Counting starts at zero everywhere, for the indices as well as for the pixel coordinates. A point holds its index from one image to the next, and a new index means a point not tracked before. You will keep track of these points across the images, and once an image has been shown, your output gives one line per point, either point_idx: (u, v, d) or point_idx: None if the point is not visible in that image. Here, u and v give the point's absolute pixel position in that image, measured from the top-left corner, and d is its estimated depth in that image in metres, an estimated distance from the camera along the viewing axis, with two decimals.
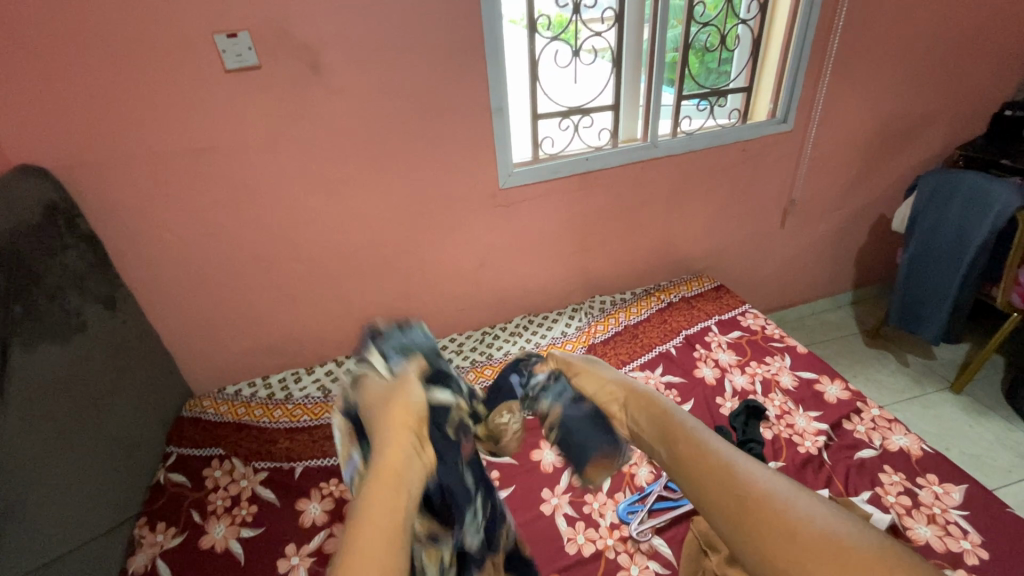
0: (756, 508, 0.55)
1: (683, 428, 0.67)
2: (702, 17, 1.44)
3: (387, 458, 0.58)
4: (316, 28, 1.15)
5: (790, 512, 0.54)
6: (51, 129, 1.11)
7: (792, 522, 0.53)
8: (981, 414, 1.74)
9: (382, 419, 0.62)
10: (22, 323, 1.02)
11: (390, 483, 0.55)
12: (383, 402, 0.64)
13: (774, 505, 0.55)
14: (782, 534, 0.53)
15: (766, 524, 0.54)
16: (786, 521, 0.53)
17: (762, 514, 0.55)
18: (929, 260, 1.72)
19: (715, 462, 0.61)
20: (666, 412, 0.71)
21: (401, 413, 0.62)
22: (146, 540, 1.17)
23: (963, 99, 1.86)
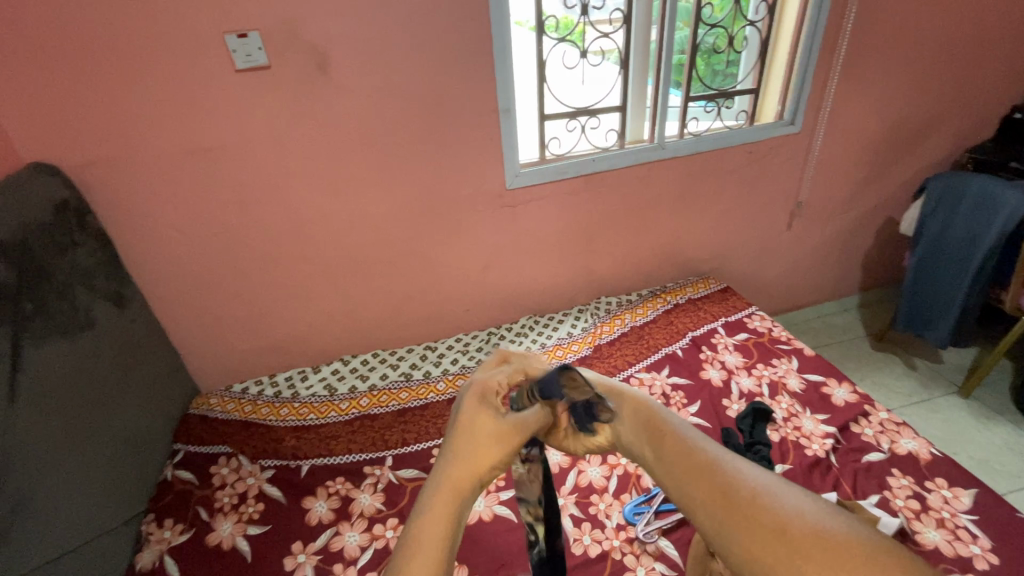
0: (742, 501, 0.50)
1: (664, 425, 0.62)
2: (710, 19, 1.44)
3: (453, 481, 0.61)
4: (325, 29, 1.15)
5: (780, 510, 0.48)
6: (63, 128, 1.12)
7: (781, 516, 0.48)
8: (990, 418, 1.72)
9: (469, 438, 0.65)
10: (33, 319, 1.03)
11: (446, 521, 0.58)
12: (472, 424, 0.66)
13: (769, 506, 0.49)
14: (773, 535, 0.47)
15: (755, 521, 0.48)
16: (774, 521, 0.48)
17: (756, 515, 0.49)
18: (937, 263, 1.71)
19: (700, 457, 0.56)
20: (648, 412, 0.65)
21: (494, 436, 0.65)
22: (153, 537, 1.17)
23: (972, 101, 1.85)
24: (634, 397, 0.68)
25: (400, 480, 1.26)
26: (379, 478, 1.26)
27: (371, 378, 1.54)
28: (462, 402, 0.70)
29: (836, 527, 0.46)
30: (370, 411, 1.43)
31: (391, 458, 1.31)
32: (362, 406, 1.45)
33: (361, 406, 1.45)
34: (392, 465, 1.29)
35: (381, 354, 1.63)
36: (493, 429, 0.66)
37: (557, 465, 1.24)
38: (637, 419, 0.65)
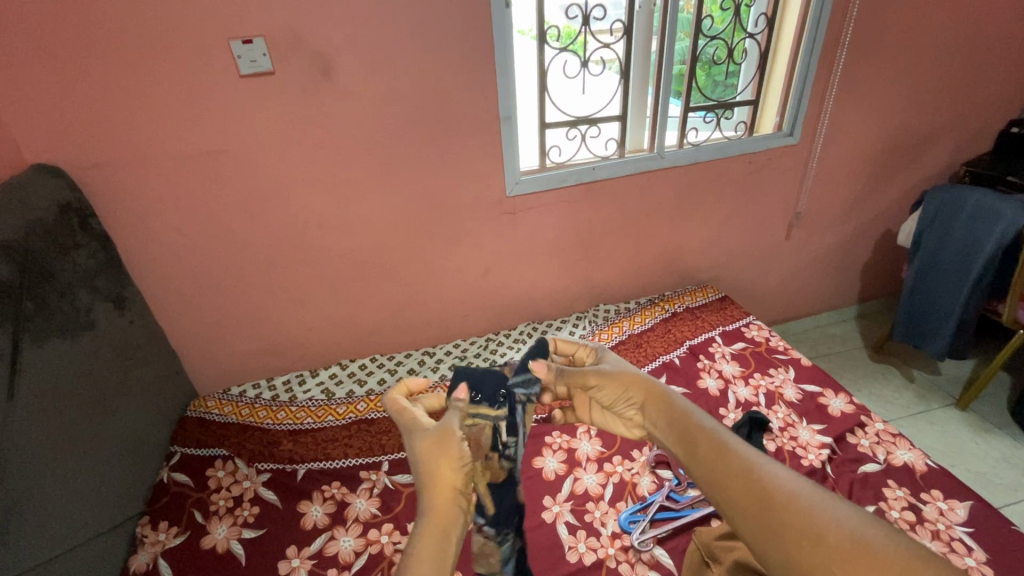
0: (774, 501, 0.62)
1: (705, 429, 0.73)
2: (709, 31, 1.46)
3: (434, 505, 0.70)
4: (329, 36, 1.17)
5: (818, 514, 0.59)
6: (68, 129, 1.13)
7: (795, 502, 0.61)
8: (987, 430, 1.73)
9: (429, 473, 0.73)
10: (33, 319, 1.03)
11: (435, 537, 0.66)
12: (433, 458, 0.74)
13: (802, 504, 0.61)
14: (802, 524, 0.59)
15: (788, 515, 0.60)
16: (811, 518, 0.59)
17: (794, 516, 0.60)
18: (934, 276, 1.72)
19: (733, 455, 0.68)
20: (661, 394, 0.82)
21: (441, 456, 0.73)
22: (148, 539, 1.17)
23: (970, 115, 1.87)
24: (646, 382, 0.85)
25: (396, 485, 1.25)
26: (375, 483, 1.26)
27: (368, 383, 1.54)
28: (407, 440, 0.79)
29: (859, 525, 0.58)
30: (367, 416, 1.43)
31: (387, 463, 1.31)
32: (359, 410, 1.45)
33: (358, 411, 1.45)
34: (388, 470, 1.29)
35: (379, 359, 1.63)
36: (437, 450, 0.74)
37: (553, 472, 1.24)
38: (655, 399, 0.82)
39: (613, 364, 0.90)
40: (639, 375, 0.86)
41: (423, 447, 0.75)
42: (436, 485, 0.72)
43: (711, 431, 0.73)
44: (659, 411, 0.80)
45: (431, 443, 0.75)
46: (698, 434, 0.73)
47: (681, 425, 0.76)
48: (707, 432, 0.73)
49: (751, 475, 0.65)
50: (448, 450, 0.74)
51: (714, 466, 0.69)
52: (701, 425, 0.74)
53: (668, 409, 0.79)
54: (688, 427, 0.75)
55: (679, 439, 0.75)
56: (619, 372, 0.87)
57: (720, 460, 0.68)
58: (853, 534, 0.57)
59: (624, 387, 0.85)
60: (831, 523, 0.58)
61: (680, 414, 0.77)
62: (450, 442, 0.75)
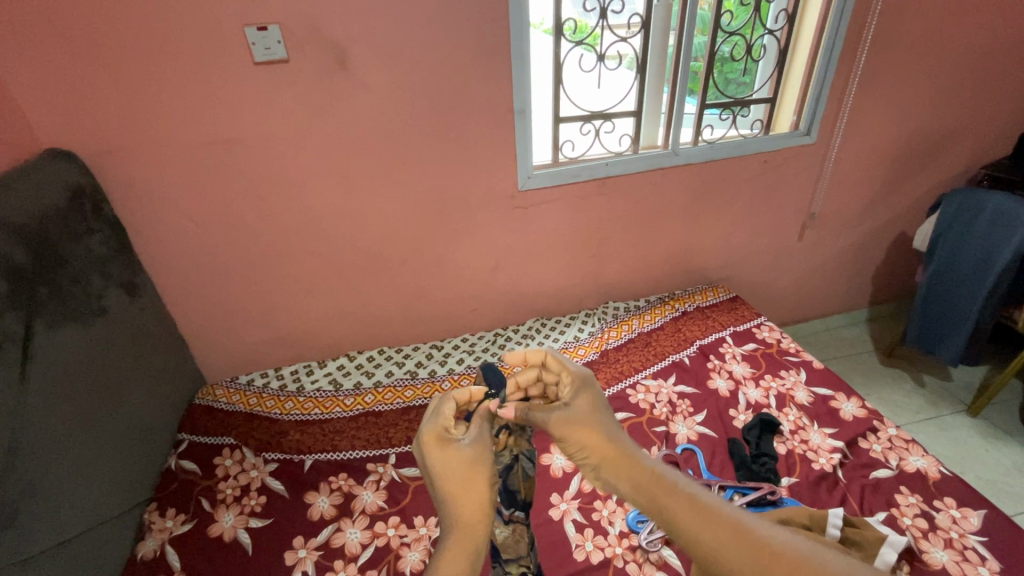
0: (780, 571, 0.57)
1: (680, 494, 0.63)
2: (728, 27, 1.43)
3: (462, 519, 0.66)
4: (344, 25, 1.16)
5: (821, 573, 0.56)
6: (83, 114, 1.13)
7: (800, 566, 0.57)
8: (999, 438, 1.70)
9: (458, 491, 0.66)
10: (47, 304, 1.03)
11: (467, 554, 0.64)
12: (454, 476, 0.67)
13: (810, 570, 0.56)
14: None
15: None
16: None
17: None
18: (948, 281, 1.70)
19: (722, 524, 0.61)
20: (622, 454, 0.68)
21: (476, 473, 0.67)
22: (155, 526, 1.18)
23: (992, 117, 1.83)
24: (606, 437, 0.69)
25: (403, 478, 1.25)
26: (381, 476, 1.26)
27: (376, 375, 1.54)
28: (424, 451, 0.69)
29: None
30: (374, 408, 1.43)
31: (394, 456, 1.30)
32: (367, 402, 1.45)
33: (365, 403, 1.45)
34: (395, 463, 1.29)
35: (388, 352, 1.63)
36: (467, 468, 0.67)
37: (561, 470, 1.23)
38: (615, 464, 0.67)
39: (574, 410, 0.71)
40: (597, 425, 0.69)
41: (445, 463, 0.67)
42: (460, 500, 0.66)
43: (692, 495, 0.63)
44: (630, 474, 0.66)
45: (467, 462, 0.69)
46: (676, 504, 0.63)
47: (655, 495, 0.64)
48: (689, 497, 0.63)
49: (753, 548, 0.59)
50: (473, 470, 0.67)
51: (708, 541, 0.60)
52: (678, 490, 0.63)
53: (639, 470, 0.66)
54: (665, 493, 0.64)
55: (654, 508, 0.64)
56: (578, 419, 0.70)
57: (712, 532, 0.60)
58: None
59: (580, 441, 0.69)
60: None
61: (655, 480, 0.65)
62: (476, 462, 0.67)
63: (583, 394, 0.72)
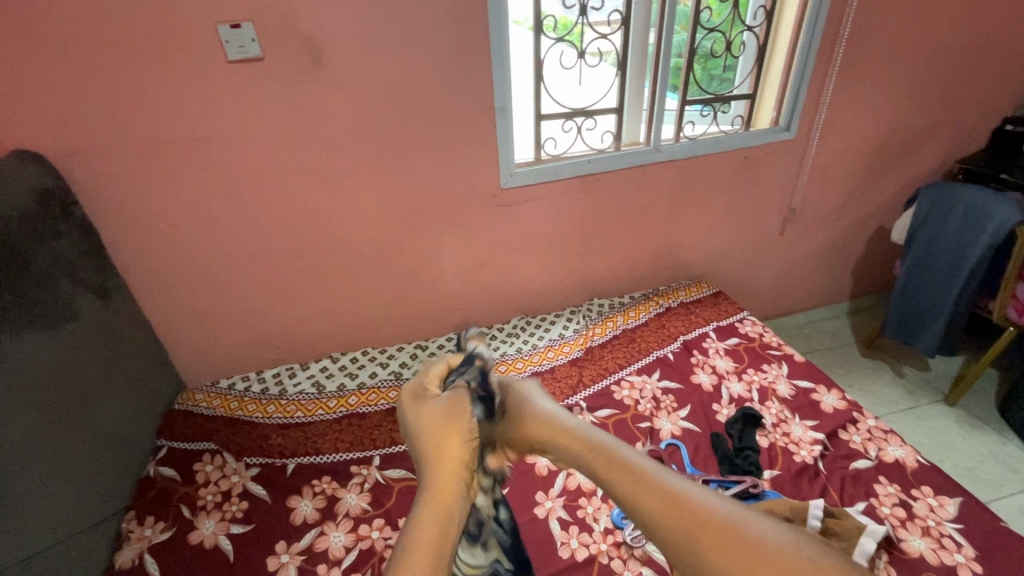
0: (705, 538, 0.50)
1: (614, 460, 0.59)
2: (707, 23, 1.44)
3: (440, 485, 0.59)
4: (320, 21, 1.14)
5: (752, 538, 0.49)
6: (50, 114, 1.10)
7: (733, 535, 0.50)
8: (976, 427, 1.74)
9: (437, 446, 0.62)
10: (13, 309, 1.00)
11: (441, 526, 0.56)
12: (439, 426, 0.64)
13: (734, 537, 0.50)
14: (741, 565, 0.48)
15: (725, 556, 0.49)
16: (751, 556, 0.48)
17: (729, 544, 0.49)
18: (925, 274, 1.73)
19: (656, 494, 0.55)
20: (563, 429, 0.66)
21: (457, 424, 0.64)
22: (133, 535, 1.16)
23: (967, 111, 1.87)
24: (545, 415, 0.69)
25: (388, 480, 1.24)
26: (366, 478, 1.25)
27: (360, 376, 1.53)
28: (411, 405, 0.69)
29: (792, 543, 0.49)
30: (358, 410, 1.42)
31: (378, 458, 1.29)
32: (350, 404, 1.43)
33: (349, 405, 1.43)
34: (379, 465, 1.28)
35: (371, 353, 1.61)
36: (448, 415, 0.65)
37: (546, 468, 1.23)
38: (554, 434, 0.66)
39: (506, 401, 0.72)
40: (539, 410, 0.69)
41: (429, 416, 0.66)
42: (438, 454, 0.62)
43: (624, 463, 0.59)
44: (569, 450, 0.64)
45: (431, 415, 0.66)
46: (611, 471, 0.59)
47: (593, 464, 0.61)
48: (618, 464, 0.59)
49: (676, 508, 0.53)
50: (456, 420, 0.65)
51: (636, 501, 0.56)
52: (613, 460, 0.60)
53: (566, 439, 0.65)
54: (598, 461, 0.60)
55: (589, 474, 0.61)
56: (524, 409, 0.70)
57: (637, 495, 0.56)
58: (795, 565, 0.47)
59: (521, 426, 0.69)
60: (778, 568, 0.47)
61: (597, 457, 0.61)
62: (461, 411, 0.66)
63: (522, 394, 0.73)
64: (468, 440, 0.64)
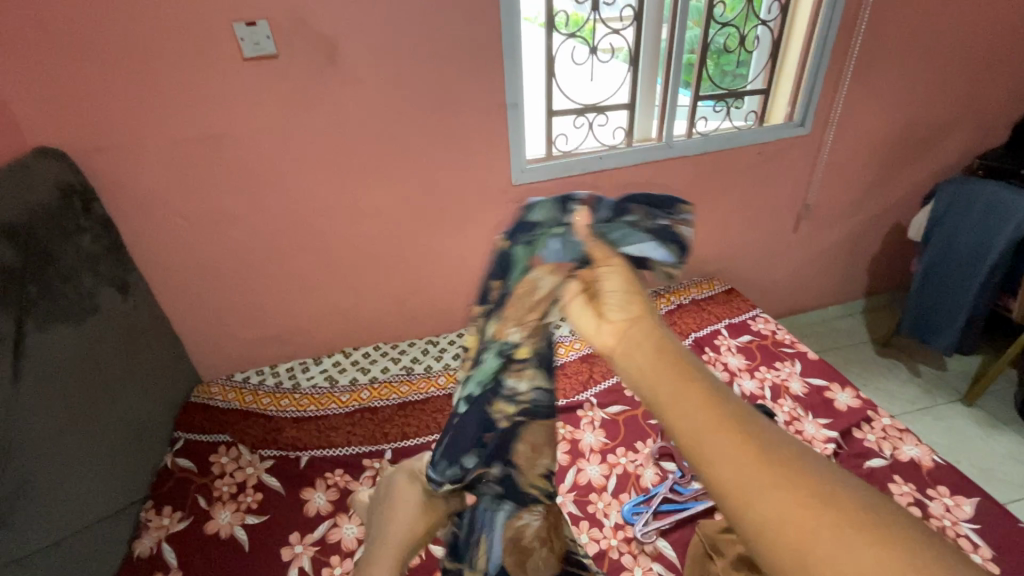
0: (772, 469, 0.31)
1: (673, 355, 0.38)
2: (721, 18, 1.42)
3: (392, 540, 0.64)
4: (334, 19, 1.15)
5: (837, 492, 0.30)
6: (71, 112, 1.12)
7: (805, 471, 0.31)
8: (994, 427, 1.71)
9: (396, 514, 0.65)
10: (37, 302, 1.03)
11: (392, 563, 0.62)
12: (404, 498, 0.66)
13: (804, 475, 0.31)
14: (817, 518, 0.29)
15: (791, 501, 0.29)
16: (834, 516, 0.29)
17: (802, 486, 0.30)
18: (943, 271, 1.70)
19: (718, 403, 0.34)
20: (633, 294, 0.44)
21: (423, 507, 0.65)
22: (152, 523, 1.18)
23: (987, 106, 1.83)
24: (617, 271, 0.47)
25: None
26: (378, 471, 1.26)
27: (372, 371, 1.54)
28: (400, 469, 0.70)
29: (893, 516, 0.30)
30: (370, 404, 1.43)
31: (390, 452, 1.31)
32: (362, 398, 1.45)
33: (361, 399, 1.45)
34: (391, 458, 1.29)
35: (383, 348, 1.63)
36: (417, 497, 0.66)
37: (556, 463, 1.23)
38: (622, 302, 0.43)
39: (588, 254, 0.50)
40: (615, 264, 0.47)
41: (403, 485, 0.67)
42: (398, 517, 0.64)
43: (684, 357, 0.38)
44: (620, 327, 0.42)
45: (403, 490, 0.67)
46: (660, 358, 0.37)
47: (645, 343, 0.39)
48: (678, 362, 0.37)
49: (741, 427, 0.33)
50: (421, 504, 0.65)
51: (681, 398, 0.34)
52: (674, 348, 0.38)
53: (629, 306, 0.43)
54: (656, 342, 0.39)
55: (634, 356, 0.39)
56: (602, 268, 0.47)
57: (686, 387, 0.35)
58: (894, 538, 0.28)
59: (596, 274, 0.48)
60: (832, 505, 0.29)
61: (645, 329, 0.40)
62: (428, 503, 0.65)
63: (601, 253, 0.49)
64: (426, 524, 0.65)
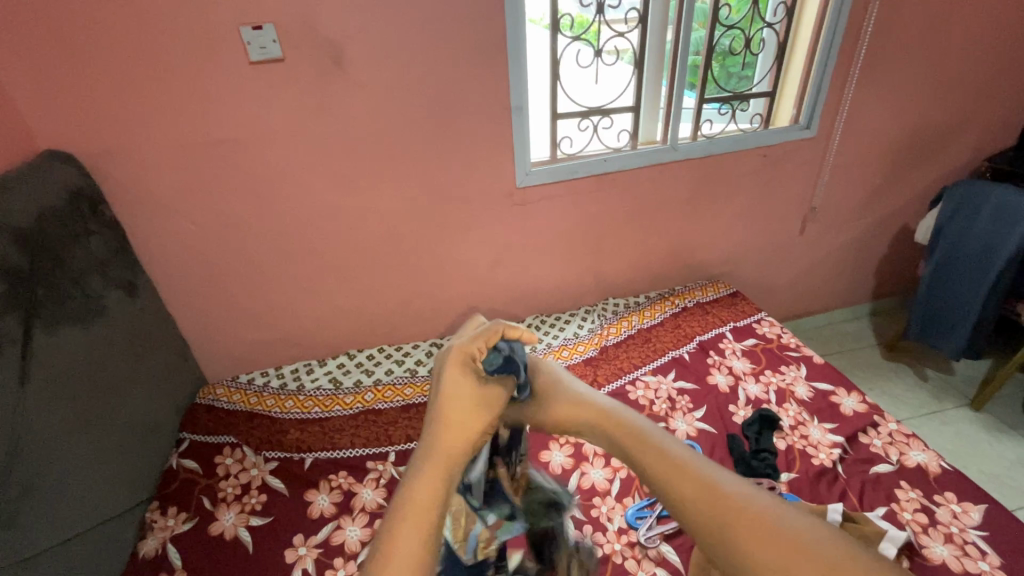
0: (738, 523, 0.63)
1: (677, 466, 0.70)
2: (726, 20, 1.42)
3: (446, 448, 0.70)
4: (339, 22, 1.15)
5: (784, 523, 0.62)
6: (79, 114, 1.13)
7: (757, 526, 0.62)
8: (1002, 433, 1.69)
9: (456, 415, 0.71)
10: (45, 305, 1.04)
11: (422, 534, 0.62)
12: (454, 400, 0.72)
13: (767, 526, 0.62)
14: (766, 550, 0.60)
15: (759, 543, 0.60)
16: (771, 534, 0.61)
17: (761, 530, 0.61)
18: (950, 274, 1.69)
19: (691, 478, 0.68)
20: (614, 422, 0.78)
21: (478, 408, 0.73)
22: (158, 524, 1.19)
23: (995, 108, 1.82)
24: (617, 421, 0.78)
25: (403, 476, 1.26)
26: (381, 474, 1.26)
27: (376, 373, 1.54)
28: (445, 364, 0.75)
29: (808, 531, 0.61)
30: (374, 407, 1.43)
31: (394, 454, 1.31)
32: (366, 400, 1.45)
33: (365, 401, 1.45)
34: (395, 461, 1.29)
35: (387, 350, 1.63)
36: (473, 402, 0.73)
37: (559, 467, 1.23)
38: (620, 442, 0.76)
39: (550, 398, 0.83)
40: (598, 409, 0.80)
41: (453, 384, 0.73)
42: (448, 429, 0.71)
43: (685, 469, 0.70)
44: (642, 463, 0.72)
45: (456, 387, 0.73)
46: (662, 468, 0.70)
47: (665, 481, 0.69)
48: (684, 473, 0.69)
49: (713, 493, 0.66)
50: (478, 407, 0.73)
51: (681, 497, 0.68)
52: (649, 444, 0.73)
53: (649, 454, 0.72)
54: (667, 475, 0.70)
55: (660, 483, 0.70)
56: (572, 411, 0.81)
57: (678, 482, 0.68)
58: (816, 549, 0.59)
59: (572, 414, 0.81)
60: (781, 536, 0.61)
61: (666, 467, 0.70)
62: (487, 396, 0.74)
63: (588, 410, 0.80)
64: (484, 417, 0.73)
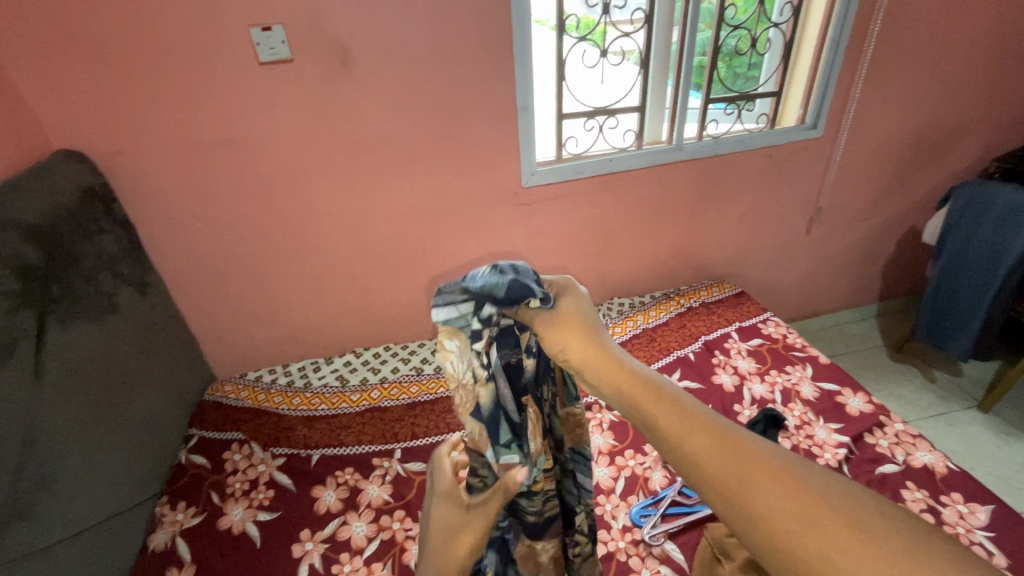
0: (753, 474, 0.42)
1: (670, 397, 0.50)
2: (732, 20, 1.42)
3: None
4: (348, 24, 1.17)
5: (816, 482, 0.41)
6: (92, 114, 1.15)
7: (781, 476, 0.42)
8: (1011, 435, 1.68)
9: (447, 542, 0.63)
10: (59, 301, 1.06)
11: None
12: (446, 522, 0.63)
13: (796, 477, 0.41)
14: (786, 501, 0.40)
15: (769, 490, 0.41)
16: (797, 490, 0.40)
17: (784, 485, 0.41)
18: (958, 275, 1.67)
19: (703, 421, 0.47)
20: (610, 356, 0.56)
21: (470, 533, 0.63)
22: (166, 518, 1.20)
23: (1004, 108, 1.81)
24: (601, 342, 0.58)
25: (409, 473, 1.27)
26: (387, 470, 1.27)
27: (382, 371, 1.55)
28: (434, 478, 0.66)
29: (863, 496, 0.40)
30: (380, 404, 1.44)
31: (399, 451, 1.32)
32: (372, 398, 1.46)
33: (371, 399, 1.46)
34: (400, 458, 1.30)
35: (393, 349, 1.64)
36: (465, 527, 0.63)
37: None
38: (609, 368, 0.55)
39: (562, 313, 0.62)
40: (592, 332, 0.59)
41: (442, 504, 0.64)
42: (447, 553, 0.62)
43: (686, 403, 0.49)
44: (628, 393, 0.53)
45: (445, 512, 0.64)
46: (657, 404, 0.50)
47: (649, 410, 0.50)
48: (677, 401, 0.49)
49: (723, 442, 0.45)
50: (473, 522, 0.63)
51: (675, 433, 0.47)
52: (656, 387, 0.51)
53: (640, 384, 0.52)
54: (660, 402, 0.49)
55: (639, 415, 0.51)
56: (569, 330, 0.61)
57: (688, 432, 0.46)
58: (865, 518, 0.38)
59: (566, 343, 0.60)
60: (838, 515, 0.39)
61: (658, 394, 0.50)
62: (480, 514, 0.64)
63: (578, 332, 0.60)
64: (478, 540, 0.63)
